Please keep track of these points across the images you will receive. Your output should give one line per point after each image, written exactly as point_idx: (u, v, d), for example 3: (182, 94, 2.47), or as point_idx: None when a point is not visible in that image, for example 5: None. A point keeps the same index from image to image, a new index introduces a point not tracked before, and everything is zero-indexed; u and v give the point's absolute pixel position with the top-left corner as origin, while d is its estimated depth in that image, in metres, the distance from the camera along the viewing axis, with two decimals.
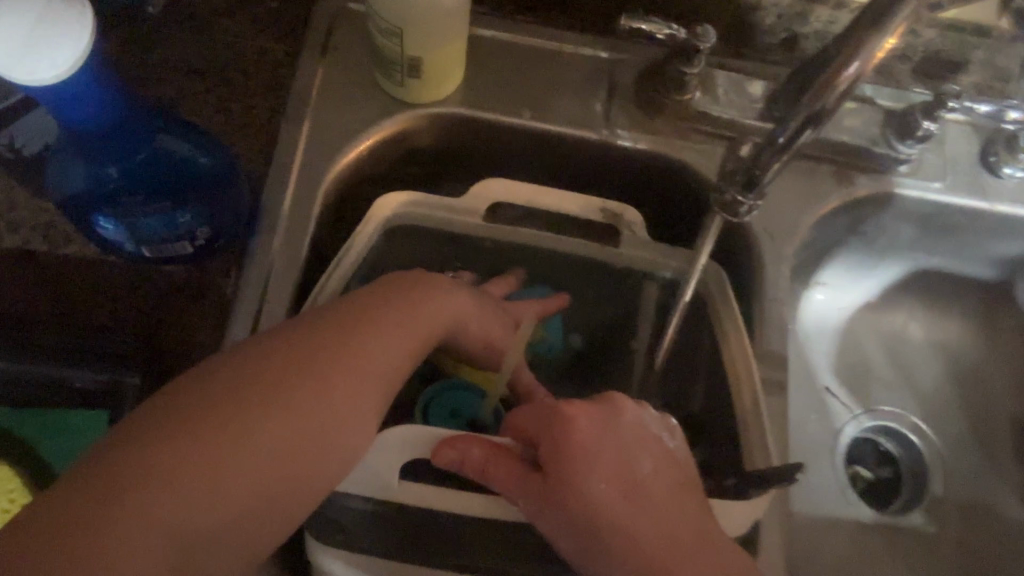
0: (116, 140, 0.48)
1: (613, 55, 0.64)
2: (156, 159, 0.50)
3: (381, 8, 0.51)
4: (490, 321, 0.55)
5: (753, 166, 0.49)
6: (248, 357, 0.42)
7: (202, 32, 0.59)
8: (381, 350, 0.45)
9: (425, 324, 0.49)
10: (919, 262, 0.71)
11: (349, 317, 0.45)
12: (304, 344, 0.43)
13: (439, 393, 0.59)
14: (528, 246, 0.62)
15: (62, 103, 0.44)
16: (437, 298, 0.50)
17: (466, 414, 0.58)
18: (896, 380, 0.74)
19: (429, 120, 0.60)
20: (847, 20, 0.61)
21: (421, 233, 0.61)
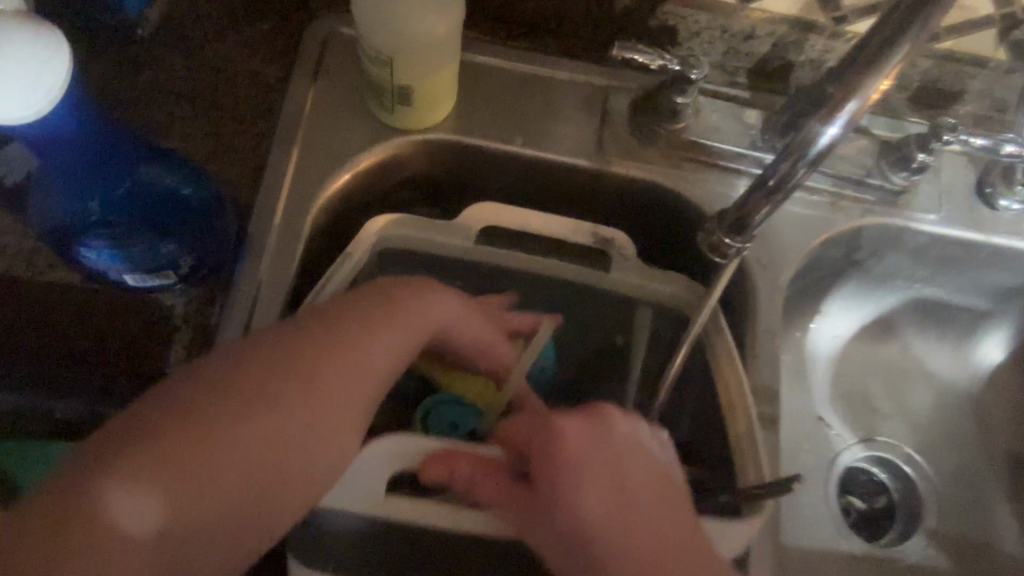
0: (97, 170, 0.47)
1: (607, 82, 0.63)
2: (137, 192, 0.49)
3: (371, 36, 0.51)
4: (484, 325, 0.54)
5: (742, 208, 0.49)
6: (244, 355, 0.41)
7: (194, 57, 0.59)
8: (374, 357, 0.44)
9: (415, 328, 0.47)
10: (916, 292, 0.70)
11: (341, 327, 0.44)
12: (299, 345, 0.42)
13: (437, 407, 0.57)
14: (520, 269, 0.60)
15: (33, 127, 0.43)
16: (430, 302, 0.49)
17: (464, 427, 0.57)
18: (891, 408, 0.73)
19: (421, 146, 0.60)
20: (842, 49, 0.60)
21: (412, 257, 0.59)
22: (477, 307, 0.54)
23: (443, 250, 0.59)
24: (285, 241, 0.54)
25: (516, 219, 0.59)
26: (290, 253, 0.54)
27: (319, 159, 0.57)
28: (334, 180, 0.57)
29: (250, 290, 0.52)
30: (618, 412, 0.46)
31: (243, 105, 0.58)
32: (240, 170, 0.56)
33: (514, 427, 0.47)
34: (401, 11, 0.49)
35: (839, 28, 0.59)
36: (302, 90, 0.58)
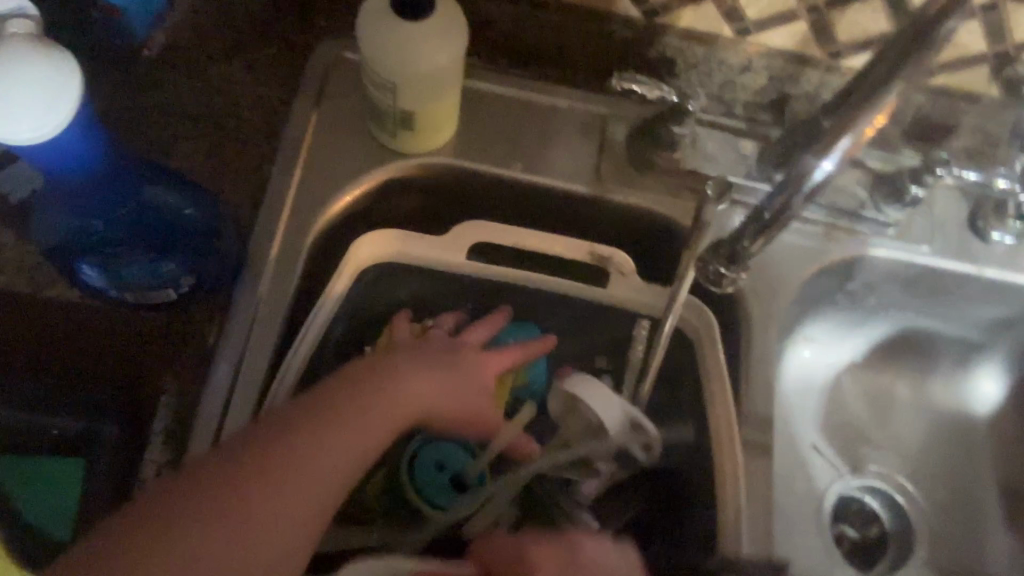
0: (99, 194, 0.49)
1: (605, 110, 0.64)
2: (140, 213, 0.51)
3: (376, 62, 0.52)
4: (481, 383, 0.54)
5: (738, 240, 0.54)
6: (220, 454, 0.42)
7: (199, 79, 0.59)
8: (348, 444, 0.45)
9: (405, 403, 0.49)
10: (907, 324, 0.71)
11: (316, 417, 0.45)
12: (274, 439, 0.43)
13: (426, 446, 0.57)
14: (514, 286, 0.60)
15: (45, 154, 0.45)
16: (420, 373, 0.51)
17: (451, 468, 0.57)
18: (884, 439, 0.74)
19: (420, 171, 0.60)
20: (836, 83, 0.62)
21: (403, 275, 0.59)
22: (470, 362, 0.53)
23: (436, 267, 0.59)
24: (284, 263, 0.55)
25: (508, 237, 0.59)
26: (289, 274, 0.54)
27: (319, 181, 0.58)
28: (334, 202, 0.58)
29: (250, 308, 0.53)
30: (588, 535, 0.47)
31: (247, 127, 0.59)
32: (240, 191, 0.57)
33: (491, 547, 0.47)
34: (408, 37, 0.50)
35: (835, 62, 0.61)
36: (305, 113, 0.59)
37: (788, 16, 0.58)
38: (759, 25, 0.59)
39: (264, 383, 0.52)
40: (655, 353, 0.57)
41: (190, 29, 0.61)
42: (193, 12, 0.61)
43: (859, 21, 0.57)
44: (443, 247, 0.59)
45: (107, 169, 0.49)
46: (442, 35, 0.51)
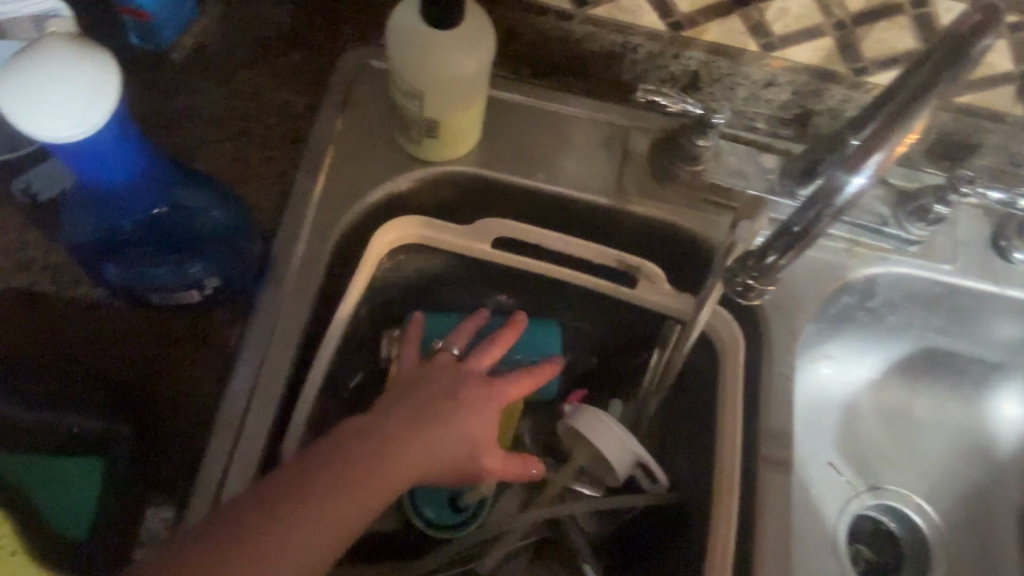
0: (134, 195, 0.48)
1: (627, 122, 0.64)
2: (171, 214, 0.51)
3: (401, 69, 0.52)
4: (487, 429, 0.50)
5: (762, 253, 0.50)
6: (197, 538, 0.39)
7: (226, 82, 0.60)
8: (334, 518, 0.42)
9: (404, 464, 0.45)
10: (928, 342, 0.70)
11: (302, 492, 0.42)
12: (254, 519, 0.40)
13: None
14: (535, 276, 0.61)
15: (82, 157, 0.43)
16: (419, 432, 0.47)
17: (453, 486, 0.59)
18: (901, 458, 0.73)
19: (442, 179, 0.61)
20: (860, 99, 0.62)
21: (427, 258, 0.61)
22: (467, 408, 0.50)
23: (460, 253, 0.59)
24: (307, 267, 0.55)
25: (534, 234, 0.58)
26: (312, 278, 0.55)
27: (341, 186, 0.58)
28: (357, 208, 0.58)
29: (271, 312, 0.53)
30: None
31: (273, 131, 0.59)
32: (263, 194, 0.57)
33: None
34: (436, 45, 0.50)
35: (860, 79, 0.61)
36: (330, 119, 0.60)
37: (814, 32, 0.57)
38: (785, 40, 0.58)
39: (286, 385, 0.52)
40: (679, 344, 0.57)
41: (219, 36, 0.61)
42: (223, 19, 0.62)
43: (885, 39, 0.57)
44: (463, 236, 0.59)
45: (144, 169, 0.47)
46: (470, 47, 0.51)
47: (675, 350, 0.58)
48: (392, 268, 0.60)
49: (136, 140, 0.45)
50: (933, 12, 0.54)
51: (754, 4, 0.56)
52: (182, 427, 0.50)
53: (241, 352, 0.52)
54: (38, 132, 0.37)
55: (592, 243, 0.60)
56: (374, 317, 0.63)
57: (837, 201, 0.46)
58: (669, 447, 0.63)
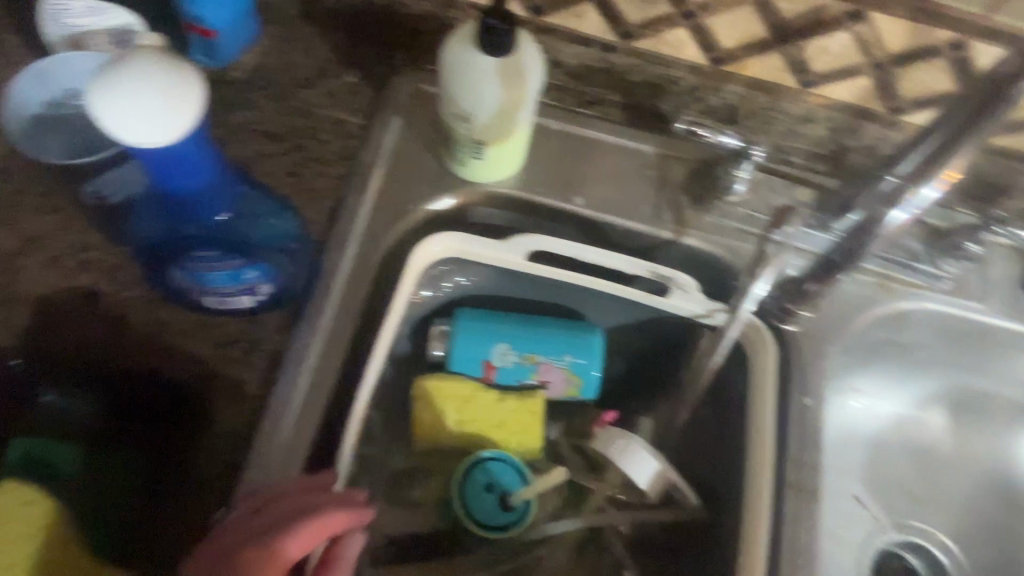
0: (204, 203, 0.51)
1: (666, 152, 0.65)
2: (233, 224, 0.53)
3: (454, 92, 0.54)
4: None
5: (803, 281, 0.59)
6: None
7: (284, 100, 0.63)
8: None
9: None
10: (956, 380, 0.71)
11: None
12: None
13: (481, 463, 0.60)
14: (573, 286, 0.62)
15: (166, 163, 0.46)
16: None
17: (500, 487, 0.60)
18: (928, 495, 0.73)
19: (486, 198, 0.63)
20: (896, 138, 0.64)
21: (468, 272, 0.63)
22: None
23: (501, 263, 0.61)
24: (355, 276, 0.57)
25: (570, 248, 0.60)
26: (360, 288, 0.57)
27: (391, 202, 0.60)
28: (404, 223, 0.60)
29: (320, 317, 0.55)
30: None
31: (326, 148, 0.61)
32: (314, 208, 0.59)
33: None
34: (485, 72, 0.52)
35: (896, 117, 0.62)
36: (380, 138, 0.62)
37: (851, 71, 0.60)
38: (823, 78, 0.61)
39: (330, 390, 0.54)
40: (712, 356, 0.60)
41: (277, 57, 0.64)
42: (281, 40, 0.65)
43: (922, 80, 0.59)
44: (503, 245, 0.60)
45: (215, 180, 0.50)
46: (517, 73, 0.53)
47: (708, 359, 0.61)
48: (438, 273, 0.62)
49: (210, 149, 0.48)
50: (970, 55, 0.56)
51: (795, 41, 0.59)
52: (227, 426, 0.52)
53: (290, 358, 0.54)
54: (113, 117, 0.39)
55: (627, 254, 0.61)
56: (413, 330, 0.64)
57: (880, 230, 0.52)
58: (697, 469, 0.64)
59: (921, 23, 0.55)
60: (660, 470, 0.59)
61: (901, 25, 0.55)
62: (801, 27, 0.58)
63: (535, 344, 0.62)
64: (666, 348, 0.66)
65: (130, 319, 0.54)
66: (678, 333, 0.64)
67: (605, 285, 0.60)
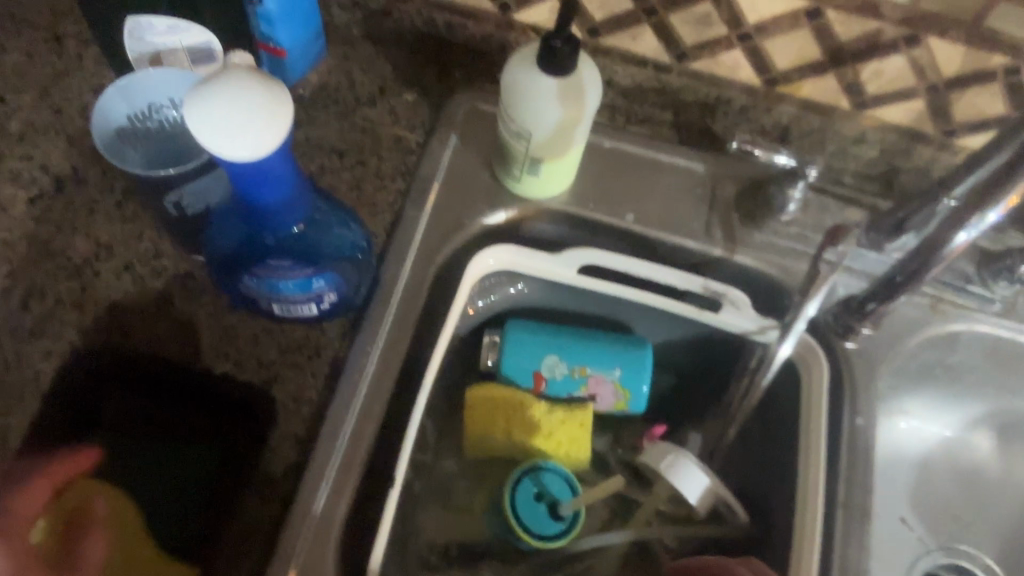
0: (282, 213, 0.51)
1: (716, 170, 0.66)
2: (308, 230, 0.54)
3: (512, 110, 0.56)
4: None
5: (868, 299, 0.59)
6: None
7: (346, 116, 0.65)
8: None
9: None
10: (1006, 404, 0.71)
11: None
12: None
13: (531, 471, 0.60)
14: (624, 301, 0.64)
15: (251, 177, 0.47)
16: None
17: (550, 496, 0.60)
18: (977, 520, 0.73)
19: (541, 212, 0.64)
20: (949, 161, 0.64)
21: (521, 285, 0.65)
22: None
23: (553, 276, 0.62)
24: (413, 286, 0.59)
25: (621, 261, 0.61)
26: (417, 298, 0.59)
27: (449, 216, 0.62)
28: (460, 236, 0.62)
29: (379, 327, 0.57)
30: None
31: (385, 164, 0.63)
32: (375, 221, 0.61)
33: None
34: (545, 90, 0.54)
35: (949, 141, 0.63)
36: (439, 154, 0.64)
37: (905, 93, 0.60)
38: (877, 100, 0.61)
39: (387, 398, 0.56)
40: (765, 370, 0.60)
41: (340, 75, 0.67)
42: (345, 59, 0.67)
43: (976, 103, 0.59)
44: (556, 259, 0.62)
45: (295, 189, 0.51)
46: (578, 90, 0.55)
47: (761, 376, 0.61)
48: (490, 285, 0.64)
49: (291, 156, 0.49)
50: None
51: (850, 64, 0.59)
52: (290, 430, 0.54)
53: (350, 365, 0.56)
54: (212, 136, 0.41)
55: (678, 268, 0.62)
56: (465, 341, 0.66)
57: (943, 251, 0.51)
58: (744, 485, 0.65)
59: (976, 47, 0.55)
60: (710, 485, 0.59)
61: (957, 49, 0.56)
62: (857, 51, 0.58)
63: (584, 357, 0.63)
64: (714, 365, 0.67)
65: (202, 326, 0.56)
66: (727, 349, 0.65)
67: (654, 299, 0.62)
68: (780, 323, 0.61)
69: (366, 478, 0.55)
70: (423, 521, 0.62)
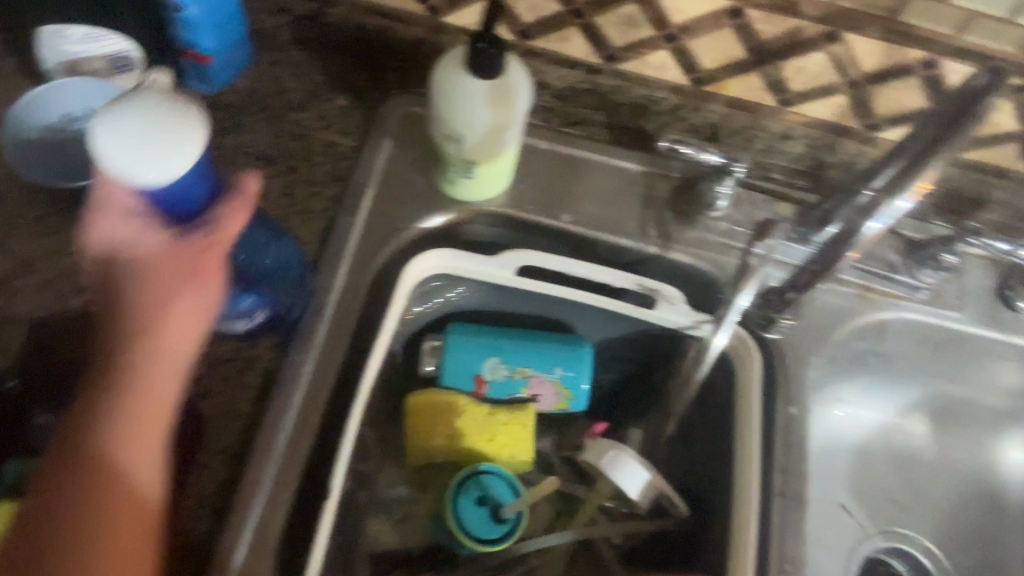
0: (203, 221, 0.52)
1: (650, 169, 0.67)
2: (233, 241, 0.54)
3: (443, 113, 0.56)
4: (198, 301, 0.51)
5: (790, 288, 0.60)
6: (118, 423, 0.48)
7: (276, 121, 0.64)
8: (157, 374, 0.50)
9: (150, 400, 0.49)
10: (937, 389, 0.73)
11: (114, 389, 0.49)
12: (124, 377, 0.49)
13: (472, 477, 0.61)
14: (563, 302, 0.64)
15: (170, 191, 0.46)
16: (133, 349, 0.50)
17: (491, 501, 0.60)
18: (914, 503, 0.75)
19: (477, 215, 0.64)
20: (873, 153, 0.66)
21: (459, 289, 0.64)
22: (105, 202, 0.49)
23: (490, 277, 0.62)
24: (348, 293, 0.58)
25: (557, 263, 0.61)
26: (352, 305, 0.58)
27: (383, 220, 0.62)
28: (395, 242, 0.61)
29: (313, 334, 0.56)
30: None
31: (318, 170, 0.63)
32: (308, 227, 0.61)
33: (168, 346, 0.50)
34: (474, 93, 0.54)
35: (871, 134, 0.65)
36: (372, 159, 0.63)
37: (829, 89, 0.62)
38: (801, 96, 0.63)
39: (323, 406, 0.55)
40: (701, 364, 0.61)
41: (269, 81, 0.66)
42: (274, 65, 0.66)
43: (896, 98, 0.61)
44: (492, 261, 0.62)
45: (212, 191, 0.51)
46: (506, 91, 0.54)
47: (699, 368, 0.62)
48: (428, 289, 0.63)
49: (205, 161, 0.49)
50: (942, 73, 0.58)
51: (774, 62, 0.61)
52: (225, 445, 0.53)
53: (284, 374, 0.55)
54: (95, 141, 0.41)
55: (614, 267, 0.63)
56: (405, 346, 0.65)
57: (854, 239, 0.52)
58: (684, 477, 0.66)
59: (894, 43, 0.57)
60: (651, 480, 0.60)
61: (874, 45, 0.57)
62: (779, 49, 0.59)
63: (524, 358, 0.63)
64: (653, 360, 0.68)
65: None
66: (665, 345, 0.66)
67: (592, 298, 0.62)
68: (714, 316, 0.62)
69: (303, 489, 0.54)
70: (366, 531, 0.62)
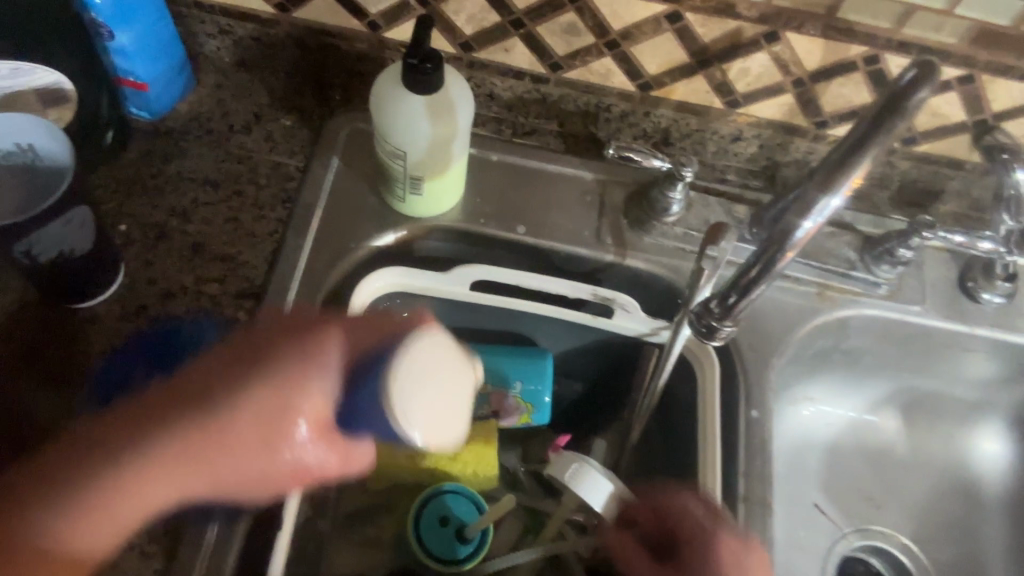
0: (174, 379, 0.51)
1: (602, 177, 0.67)
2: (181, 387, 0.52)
3: (385, 130, 0.55)
4: (243, 480, 0.44)
5: (729, 292, 0.53)
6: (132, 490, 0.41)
7: (221, 146, 0.64)
8: (149, 497, 0.41)
9: (127, 511, 0.41)
10: (904, 384, 0.73)
11: (125, 448, 0.41)
12: (155, 462, 0.41)
13: (433, 498, 0.61)
14: (520, 315, 0.63)
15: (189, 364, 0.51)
16: (159, 463, 0.41)
17: (455, 521, 0.60)
18: (888, 500, 0.74)
19: (429, 231, 0.64)
20: (824, 150, 0.65)
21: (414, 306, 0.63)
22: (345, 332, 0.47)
23: (443, 293, 0.61)
24: None
25: (511, 275, 0.61)
26: None
27: (333, 240, 0.61)
28: (345, 262, 0.61)
29: None
30: None
31: (264, 193, 0.62)
32: (256, 251, 0.60)
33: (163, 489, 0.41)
34: (413, 109, 0.53)
35: (821, 131, 0.64)
36: (320, 178, 0.63)
37: (775, 89, 0.61)
38: (748, 97, 0.62)
39: None
40: (659, 371, 0.60)
41: (214, 106, 0.65)
42: (217, 89, 0.66)
43: (842, 93, 0.61)
44: (444, 276, 0.61)
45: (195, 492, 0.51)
46: (447, 106, 0.54)
47: (657, 376, 0.61)
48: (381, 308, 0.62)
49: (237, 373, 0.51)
50: (884, 68, 0.58)
51: (717, 64, 0.60)
52: None
53: None
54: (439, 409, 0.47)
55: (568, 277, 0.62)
56: None
57: (787, 245, 0.49)
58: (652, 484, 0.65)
59: (834, 40, 0.57)
60: (615, 492, 0.59)
61: (814, 43, 0.57)
62: (721, 50, 0.59)
63: (483, 373, 0.62)
64: (616, 369, 0.67)
65: (72, 372, 0.54)
66: (625, 352, 0.65)
67: (549, 309, 0.61)
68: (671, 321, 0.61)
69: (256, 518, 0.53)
70: (328, 557, 0.61)
